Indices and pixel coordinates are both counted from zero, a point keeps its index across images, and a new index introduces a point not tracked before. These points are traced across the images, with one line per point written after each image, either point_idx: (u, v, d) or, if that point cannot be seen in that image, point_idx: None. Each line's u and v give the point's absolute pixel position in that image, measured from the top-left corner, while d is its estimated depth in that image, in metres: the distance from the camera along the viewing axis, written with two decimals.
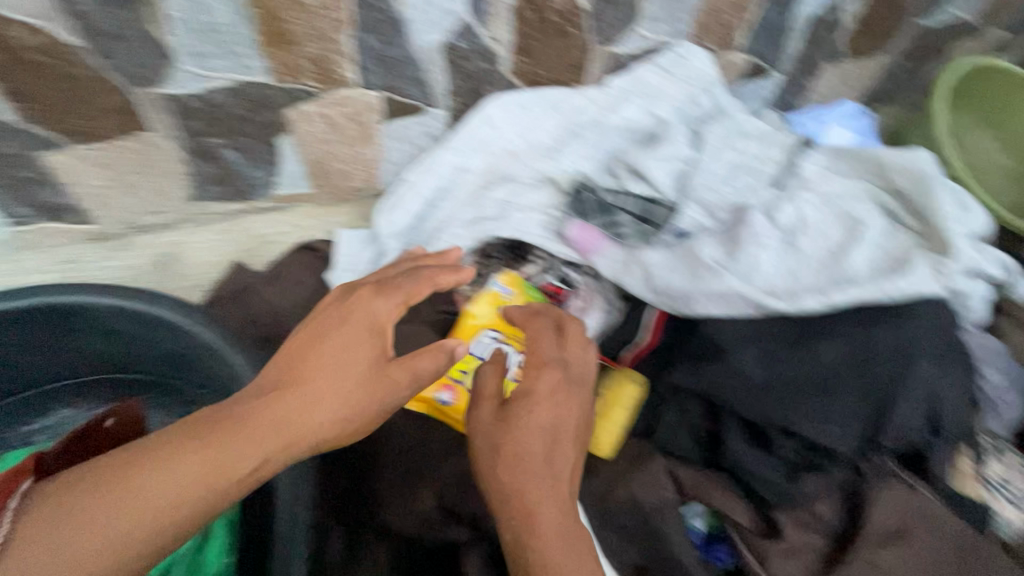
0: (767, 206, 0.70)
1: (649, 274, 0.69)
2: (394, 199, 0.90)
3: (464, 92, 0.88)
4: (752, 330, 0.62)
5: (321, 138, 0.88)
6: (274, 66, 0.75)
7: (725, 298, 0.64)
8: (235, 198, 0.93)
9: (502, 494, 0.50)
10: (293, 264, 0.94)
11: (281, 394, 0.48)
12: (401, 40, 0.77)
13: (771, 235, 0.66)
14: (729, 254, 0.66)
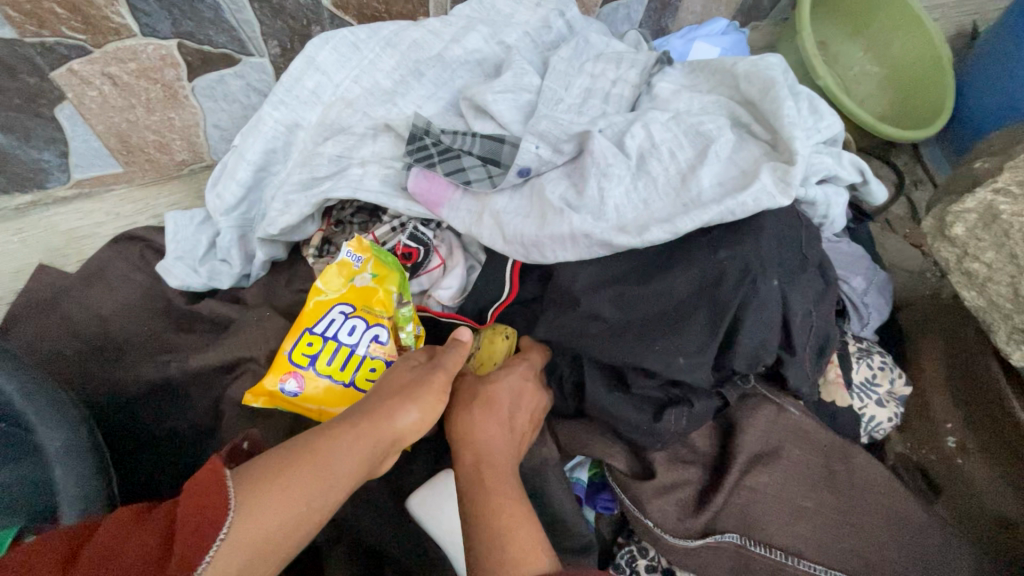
0: (617, 133, 0.64)
1: (498, 215, 0.63)
2: (220, 171, 0.78)
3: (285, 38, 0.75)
4: (594, 274, 0.59)
5: (113, 107, 0.73)
6: (9, 15, 0.60)
7: (569, 237, 0.59)
8: (22, 187, 0.79)
9: (390, 426, 0.47)
10: (114, 258, 0.80)
11: (298, 443, 0.43)
12: None
13: (617, 160, 0.61)
14: (571, 189, 0.61)
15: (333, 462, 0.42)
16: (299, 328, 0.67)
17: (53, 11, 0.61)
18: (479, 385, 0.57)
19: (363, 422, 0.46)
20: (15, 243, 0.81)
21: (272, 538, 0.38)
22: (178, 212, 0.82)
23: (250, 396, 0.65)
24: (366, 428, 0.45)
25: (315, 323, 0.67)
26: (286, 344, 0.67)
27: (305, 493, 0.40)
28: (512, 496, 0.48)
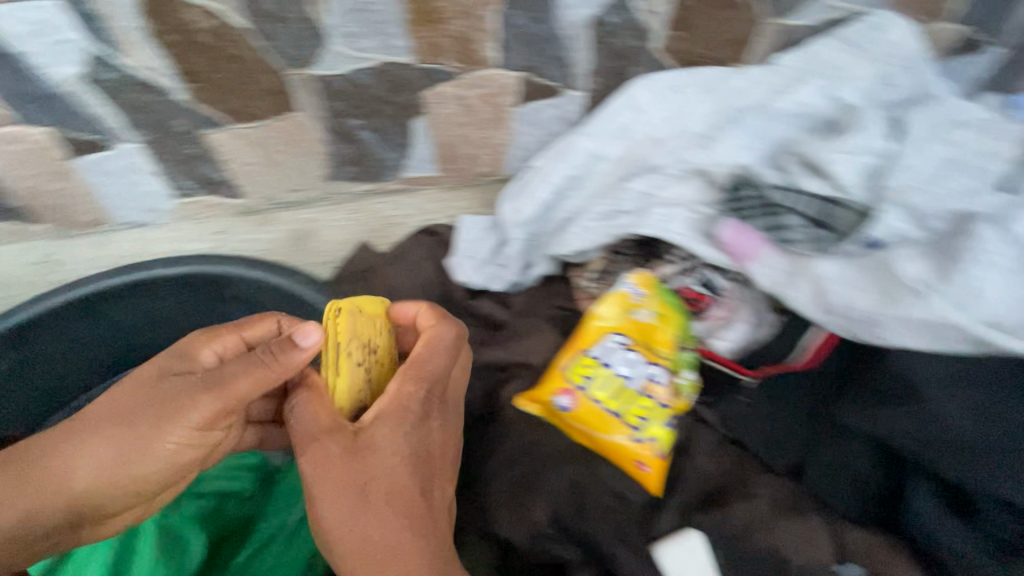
0: (981, 223, 0.62)
1: (832, 288, 0.64)
2: (521, 189, 0.86)
3: (607, 75, 0.81)
4: (939, 373, 0.58)
5: (452, 122, 0.86)
6: (416, 46, 0.74)
7: (921, 329, 0.59)
8: (366, 179, 0.93)
9: (164, 428, 0.54)
10: (414, 246, 0.93)
11: (105, 415, 0.55)
12: (549, 19, 0.73)
13: (989, 259, 0.59)
14: (928, 279, 0.60)
15: (340, 522, 0.51)
16: (577, 348, 0.70)
17: (446, 43, 0.74)
18: (352, 447, 0.52)
19: (161, 399, 0.54)
20: (347, 222, 0.96)
21: (127, 479, 0.56)
22: (469, 216, 0.93)
23: (524, 400, 0.69)
24: (154, 415, 0.54)
25: (593, 347, 0.70)
26: (563, 360, 0.70)
27: (152, 451, 0.55)
28: (394, 524, 0.51)
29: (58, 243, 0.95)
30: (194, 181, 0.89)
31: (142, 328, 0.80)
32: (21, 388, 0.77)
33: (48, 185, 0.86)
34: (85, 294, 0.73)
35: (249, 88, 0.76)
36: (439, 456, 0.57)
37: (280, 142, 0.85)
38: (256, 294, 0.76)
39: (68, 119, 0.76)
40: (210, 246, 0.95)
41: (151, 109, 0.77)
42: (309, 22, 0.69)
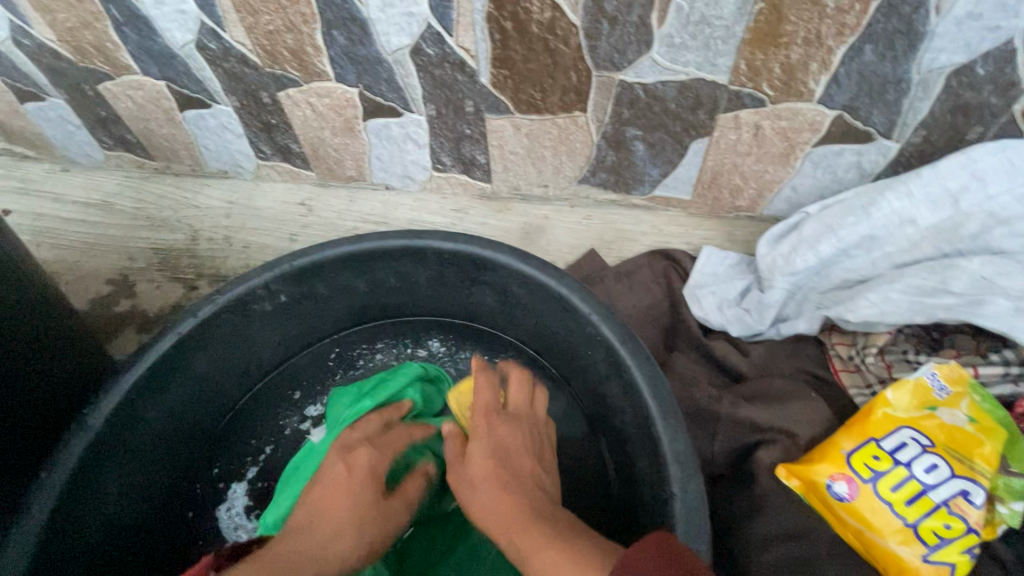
0: None
1: None
2: (794, 238, 0.78)
3: (937, 130, 0.72)
4: None
5: (734, 150, 0.80)
6: (739, 67, 0.69)
7: None
8: (615, 188, 0.91)
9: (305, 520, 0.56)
10: (645, 265, 0.88)
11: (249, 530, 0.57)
12: (904, 61, 0.65)
13: None
14: None
15: (481, 501, 0.53)
16: (862, 433, 0.61)
17: (772, 69, 0.69)
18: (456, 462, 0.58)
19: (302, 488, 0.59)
20: (580, 226, 0.95)
21: None
22: (713, 248, 0.86)
23: (787, 472, 0.61)
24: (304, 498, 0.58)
25: (885, 437, 0.60)
26: (844, 442, 0.61)
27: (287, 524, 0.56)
28: (507, 507, 0.51)
29: (316, 190, 1.03)
30: (455, 159, 0.92)
31: (389, 292, 0.81)
32: (271, 331, 0.77)
33: (332, 139, 0.93)
34: (363, 251, 0.74)
35: (550, 85, 0.76)
36: (523, 455, 0.57)
37: (550, 139, 0.85)
38: (507, 285, 0.74)
39: (379, 85, 0.82)
40: (446, 222, 0.98)
41: (452, 90, 0.80)
42: (643, 28, 0.67)
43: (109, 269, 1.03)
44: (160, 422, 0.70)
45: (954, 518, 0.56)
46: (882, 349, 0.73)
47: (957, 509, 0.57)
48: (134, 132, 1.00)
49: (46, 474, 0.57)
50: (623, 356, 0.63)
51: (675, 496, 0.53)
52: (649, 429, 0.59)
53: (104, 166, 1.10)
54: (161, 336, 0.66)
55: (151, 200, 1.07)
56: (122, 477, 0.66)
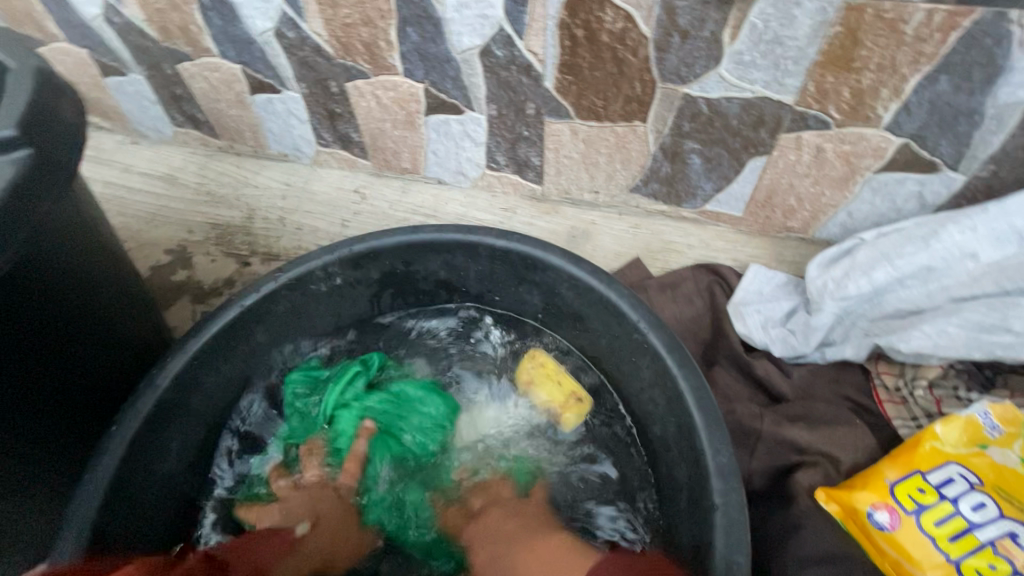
0: None
1: None
2: (847, 263, 0.77)
3: (1008, 165, 0.70)
4: None
5: (792, 171, 0.80)
6: (807, 88, 0.69)
7: None
8: (665, 199, 0.92)
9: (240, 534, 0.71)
10: (689, 278, 0.88)
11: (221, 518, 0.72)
12: (980, 93, 0.64)
13: None
14: None
15: None
16: (908, 465, 0.62)
17: (841, 92, 0.68)
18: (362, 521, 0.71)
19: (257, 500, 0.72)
20: (627, 234, 0.95)
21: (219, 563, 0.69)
22: (760, 266, 0.86)
23: (826, 496, 0.63)
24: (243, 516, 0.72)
25: (931, 471, 0.61)
26: (888, 472, 0.62)
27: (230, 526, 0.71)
28: None
29: (371, 178, 1.06)
30: (509, 159, 0.94)
31: (439, 283, 0.83)
32: (324, 312, 0.80)
33: (392, 131, 0.96)
34: (418, 242, 0.76)
35: (612, 91, 0.77)
36: None
37: (607, 146, 0.86)
38: (558, 285, 0.75)
39: (445, 82, 0.84)
40: (494, 219, 1.00)
41: (514, 89, 0.81)
42: (713, 44, 0.68)
43: (168, 240, 1.06)
44: (213, 392, 0.72)
45: (1001, 561, 0.55)
46: (931, 383, 0.73)
47: (1007, 553, 0.55)
48: (204, 111, 1.05)
49: (117, 428, 0.61)
50: (669, 366, 0.64)
51: (717, 507, 0.55)
52: (693, 440, 0.60)
53: (172, 141, 1.15)
54: (225, 309, 0.70)
55: (213, 177, 1.11)
56: (183, 436, 0.70)
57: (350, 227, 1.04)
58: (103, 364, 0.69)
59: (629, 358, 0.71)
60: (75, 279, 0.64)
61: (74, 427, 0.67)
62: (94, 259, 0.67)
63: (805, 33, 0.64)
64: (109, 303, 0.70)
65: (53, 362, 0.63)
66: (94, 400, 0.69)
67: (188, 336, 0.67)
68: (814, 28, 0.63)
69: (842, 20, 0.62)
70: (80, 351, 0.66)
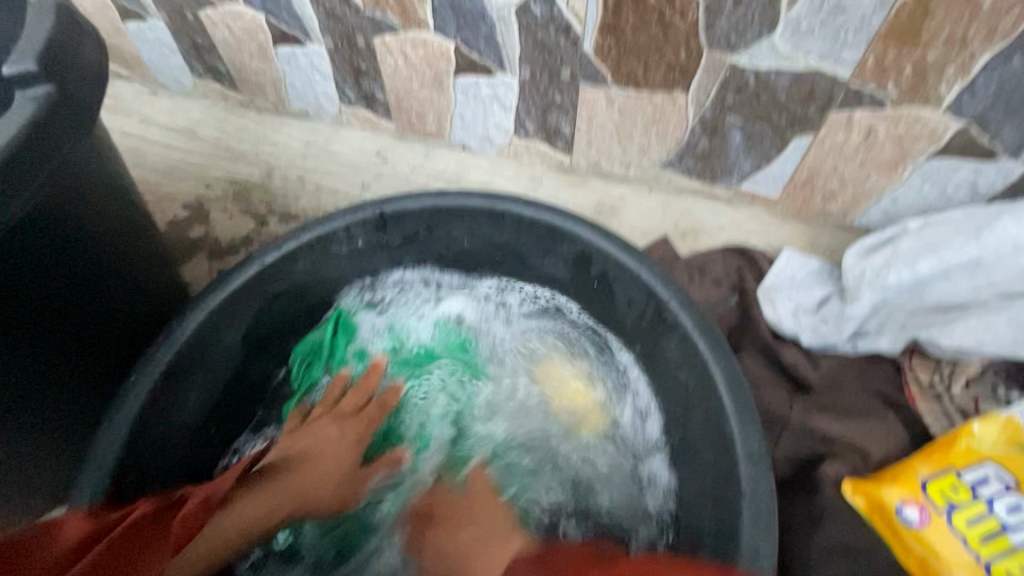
0: None
1: None
2: (889, 252, 0.74)
3: None
4: None
5: (838, 152, 0.76)
6: (866, 63, 0.65)
7: None
8: (699, 176, 0.88)
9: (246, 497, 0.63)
10: (718, 259, 0.85)
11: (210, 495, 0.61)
12: None
13: None
14: None
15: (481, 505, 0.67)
16: (941, 462, 0.62)
17: (902, 68, 0.64)
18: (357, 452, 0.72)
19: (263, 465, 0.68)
20: (656, 211, 0.92)
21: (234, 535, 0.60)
22: (793, 251, 0.82)
23: (853, 489, 0.63)
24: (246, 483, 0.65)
25: (967, 470, 0.61)
26: (920, 469, 0.63)
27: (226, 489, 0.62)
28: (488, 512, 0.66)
29: (394, 141, 1.03)
30: (539, 127, 0.90)
31: (460, 252, 0.81)
32: (343, 274, 0.79)
33: (419, 91, 0.92)
34: (443, 207, 0.73)
35: (654, 59, 0.73)
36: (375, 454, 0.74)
37: (643, 117, 0.82)
38: (586, 260, 0.73)
39: (478, 41, 0.80)
40: (519, 189, 0.97)
41: (549, 51, 0.77)
42: (769, 10, 0.63)
43: (186, 194, 1.04)
44: (231, 352, 0.72)
45: None
46: (969, 379, 0.71)
47: None
48: (225, 62, 1.02)
49: (134, 381, 0.61)
50: (699, 348, 0.62)
51: (745, 497, 0.55)
52: (723, 427, 0.59)
53: (191, 93, 1.12)
54: (245, 266, 0.68)
55: (232, 132, 1.09)
56: (201, 394, 0.69)
57: (370, 190, 1.01)
58: (124, 316, 0.69)
59: (657, 339, 0.69)
60: (96, 228, 0.63)
61: (91, 376, 0.67)
62: (114, 208, 0.66)
63: (872, 1, 0.59)
64: (130, 255, 0.69)
65: (72, 310, 0.62)
66: (115, 352, 0.69)
67: (208, 290, 0.66)
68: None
69: None
70: (100, 301, 0.65)
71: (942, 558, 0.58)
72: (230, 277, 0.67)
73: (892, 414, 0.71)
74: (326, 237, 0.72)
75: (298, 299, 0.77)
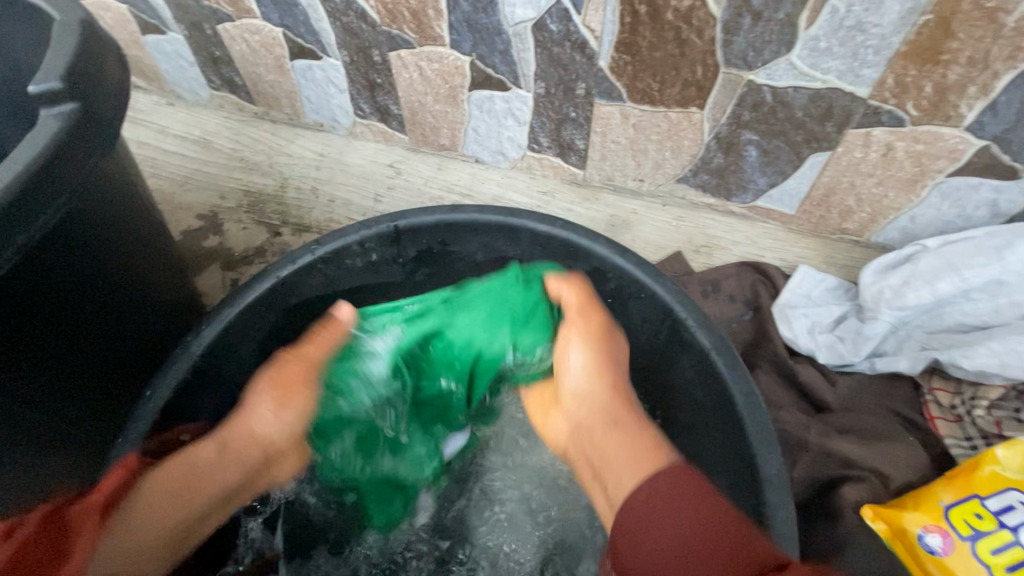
0: None
1: None
2: (908, 270, 0.74)
3: None
4: None
5: (856, 169, 0.75)
6: (886, 81, 0.64)
7: None
8: (713, 191, 0.88)
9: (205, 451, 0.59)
10: (733, 276, 0.84)
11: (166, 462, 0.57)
12: None
13: None
14: None
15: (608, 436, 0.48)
16: (965, 488, 0.61)
17: (922, 87, 0.63)
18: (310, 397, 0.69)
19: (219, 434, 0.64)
20: (669, 226, 0.92)
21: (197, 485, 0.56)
22: (809, 268, 0.82)
23: (873, 513, 0.62)
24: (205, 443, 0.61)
25: (991, 497, 0.60)
26: (942, 494, 0.61)
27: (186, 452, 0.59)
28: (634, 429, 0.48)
29: (407, 153, 1.04)
30: (552, 141, 0.90)
31: (475, 266, 0.81)
32: (356, 288, 0.79)
33: (433, 105, 0.93)
34: (458, 221, 0.73)
35: (671, 75, 0.73)
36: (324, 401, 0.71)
37: (658, 133, 0.82)
38: (601, 276, 0.72)
39: (493, 56, 0.80)
40: (531, 203, 0.97)
41: (565, 66, 0.77)
42: (788, 28, 0.63)
43: (201, 205, 1.05)
44: (244, 365, 0.71)
45: None
46: (991, 404, 0.68)
47: None
48: (242, 75, 1.03)
49: (150, 394, 0.61)
50: (716, 368, 0.61)
51: (764, 520, 0.54)
52: (741, 447, 0.58)
53: (208, 105, 1.14)
54: (260, 279, 0.68)
55: (247, 143, 1.10)
56: (215, 404, 0.69)
57: (382, 202, 1.01)
58: (139, 328, 0.69)
59: (673, 357, 0.69)
60: (115, 241, 0.63)
61: (110, 389, 0.66)
62: (133, 221, 0.66)
63: (893, 20, 0.59)
64: (148, 267, 0.69)
65: (91, 322, 0.62)
66: (132, 364, 0.69)
67: (224, 303, 0.66)
68: (904, 16, 0.58)
69: (936, 7, 0.56)
70: (119, 313, 0.65)
71: None
72: (245, 290, 0.68)
73: (912, 436, 0.70)
74: (341, 250, 0.72)
75: (311, 312, 0.77)
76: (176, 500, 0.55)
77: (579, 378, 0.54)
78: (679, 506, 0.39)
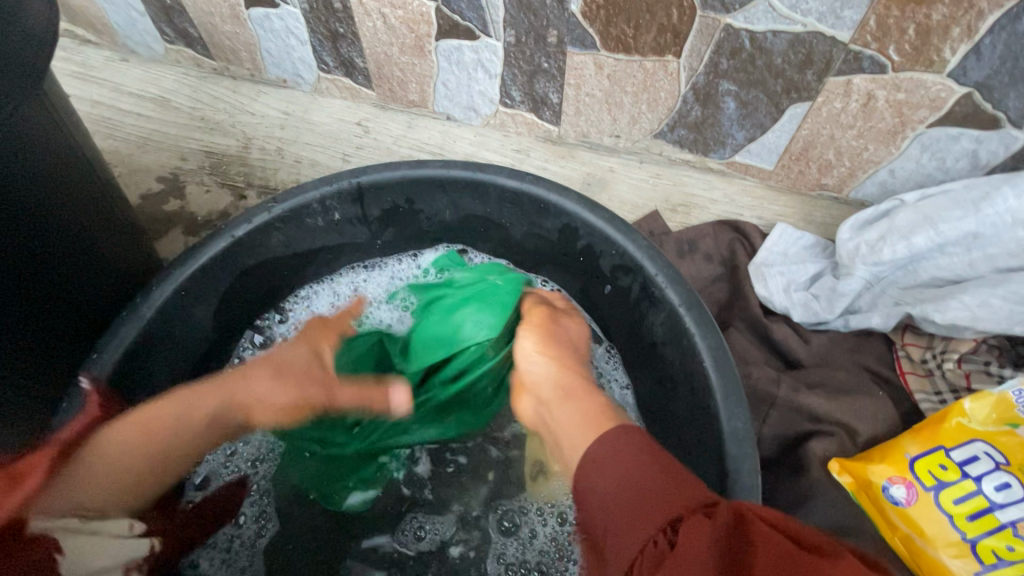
0: None
1: None
2: (885, 225, 0.72)
3: None
4: None
5: (835, 121, 0.73)
6: (868, 23, 0.61)
7: None
8: (692, 148, 0.85)
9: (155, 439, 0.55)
10: (709, 234, 0.82)
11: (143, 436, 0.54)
12: None
13: None
14: None
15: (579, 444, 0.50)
16: (931, 440, 0.61)
17: (905, 30, 0.60)
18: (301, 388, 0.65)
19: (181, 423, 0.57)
20: (647, 183, 0.89)
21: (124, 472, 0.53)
22: (787, 225, 0.80)
23: (840, 467, 0.63)
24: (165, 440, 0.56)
25: (956, 448, 0.60)
26: (907, 448, 0.62)
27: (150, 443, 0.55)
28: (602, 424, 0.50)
29: (376, 111, 0.99)
30: (525, 95, 0.86)
31: (444, 225, 0.78)
32: (319, 248, 0.76)
33: (399, 57, 0.88)
34: (423, 177, 0.70)
35: (646, 19, 0.69)
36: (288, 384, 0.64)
37: (634, 84, 0.78)
38: (571, 232, 0.70)
39: (459, 1, 0.76)
40: (505, 161, 0.94)
41: (534, 10, 0.73)
42: None
43: (160, 166, 0.99)
44: (200, 326, 0.69)
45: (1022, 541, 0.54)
46: (962, 357, 0.68)
47: None
48: (197, 26, 0.97)
49: (96, 356, 0.58)
50: (687, 323, 0.60)
51: (729, 474, 0.53)
52: (708, 402, 0.57)
53: (165, 60, 1.07)
54: (213, 239, 0.65)
55: (207, 101, 1.04)
56: (173, 369, 0.67)
57: (351, 161, 0.97)
58: (85, 289, 0.66)
59: (643, 317, 0.67)
60: (47, 194, 0.60)
61: (56, 349, 0.63)
62: (72, 174, 0.62)
63: None
64: (91, 225, 0.65)
65: (30, 281, 0.59)
66: (76, 324, 0.65)
67: (174, 264, 0.63)
68: None
69: None
70: (56, 270, 0.62)
71: (926, 537, 0.58)
72: (197, 248, 0.64)
73: (882, 391, 0.70)
74: (296, 208, 0.68)
75: (271, 273, 0.74)
76: (140, 444, 0.53)
77: (534, 362, 0.61)
78: (624, 454, 0.44)
